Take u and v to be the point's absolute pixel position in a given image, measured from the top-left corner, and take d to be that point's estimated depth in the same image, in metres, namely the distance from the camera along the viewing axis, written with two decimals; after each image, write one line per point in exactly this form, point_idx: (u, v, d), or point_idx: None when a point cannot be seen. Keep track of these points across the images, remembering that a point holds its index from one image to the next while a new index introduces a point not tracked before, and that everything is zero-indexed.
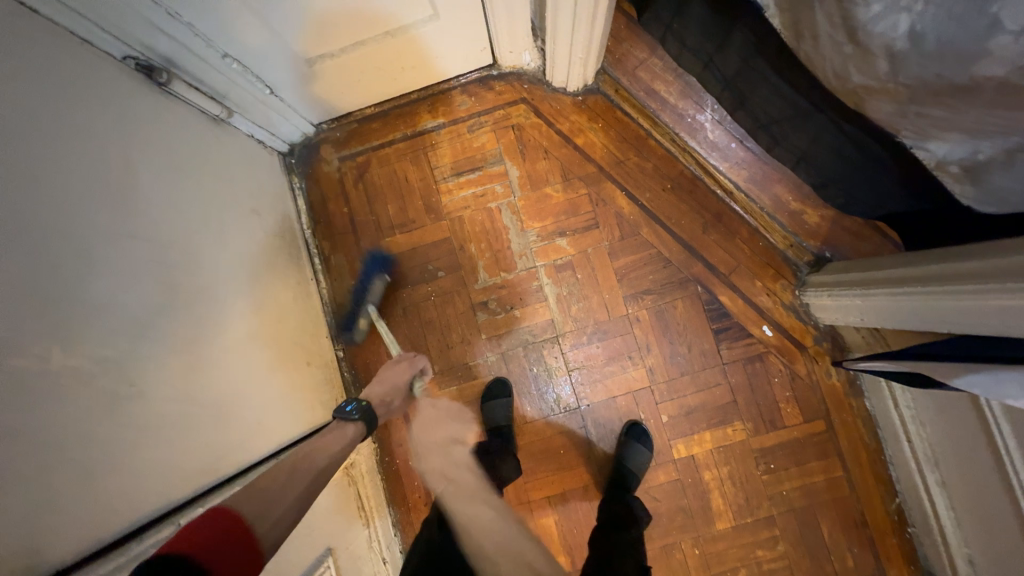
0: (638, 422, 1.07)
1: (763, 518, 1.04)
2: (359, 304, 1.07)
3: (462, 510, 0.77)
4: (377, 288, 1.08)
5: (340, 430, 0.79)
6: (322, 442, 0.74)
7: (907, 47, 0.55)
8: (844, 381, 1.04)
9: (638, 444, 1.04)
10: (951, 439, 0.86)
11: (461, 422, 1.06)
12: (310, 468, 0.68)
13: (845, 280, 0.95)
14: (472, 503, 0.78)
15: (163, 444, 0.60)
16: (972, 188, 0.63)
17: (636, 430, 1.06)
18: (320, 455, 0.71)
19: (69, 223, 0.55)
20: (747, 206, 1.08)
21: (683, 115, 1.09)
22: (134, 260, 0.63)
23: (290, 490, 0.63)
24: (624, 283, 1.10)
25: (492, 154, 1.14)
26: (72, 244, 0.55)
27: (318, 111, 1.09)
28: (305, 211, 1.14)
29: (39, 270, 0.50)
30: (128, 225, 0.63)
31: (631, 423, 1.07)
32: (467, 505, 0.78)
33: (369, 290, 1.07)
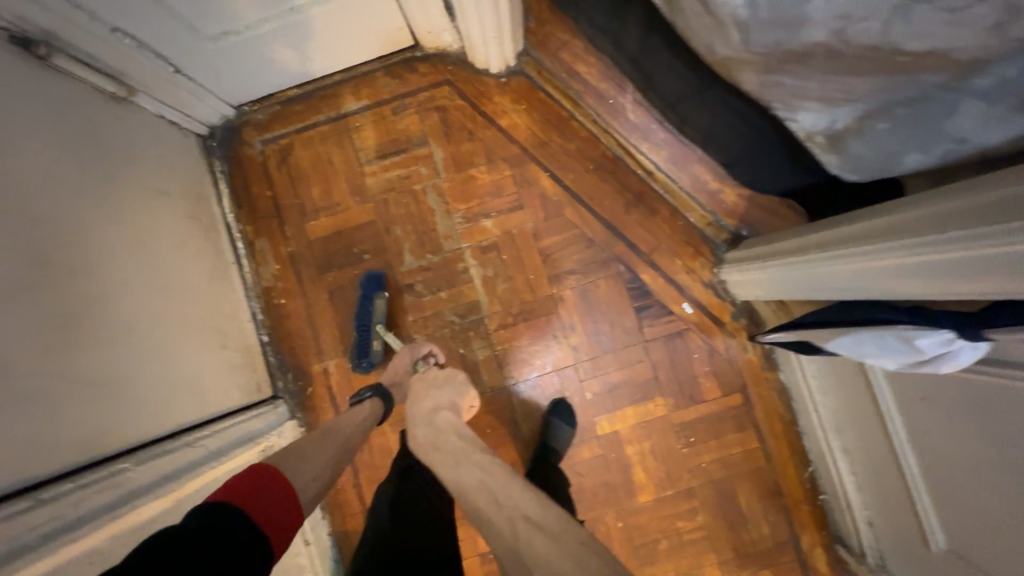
0: (562, 399, 1.08)
1: (683, 490, 1.06)
2: (368, 331, 1.06)
3: (451, 477, 0.74)
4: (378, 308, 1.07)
5: (359, 406, 0.89)
6: (348, 417, 0.84)
7: (746, 15, 0.54)
8: (760, 355, 1.07)
9: (560, 421, 1.05)
10: (847, 405, 0.89)
11: (453, 390, 0.92)
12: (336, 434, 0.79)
13: (751, 254, 0.97)
14: (463, 466, 0.74)
15: (31, 422, 0.59)
16: (836, 157, 0.65)
17: (559, 408, 1.06)
18: (342, 428, 0.81)
19: None
20: (667, 186, 1.10)
21: (605, 96, 1.10)
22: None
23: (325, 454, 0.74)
24: (549, 263, 1.11)
25: (416, 136, 1.13)
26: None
27: (235, 93, 1.08)
28: (227, 195, 1.13)
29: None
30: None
31: (554, 402, 1.08)
32: (451, 471, 0.74)
33: (372, 312, 1.06)
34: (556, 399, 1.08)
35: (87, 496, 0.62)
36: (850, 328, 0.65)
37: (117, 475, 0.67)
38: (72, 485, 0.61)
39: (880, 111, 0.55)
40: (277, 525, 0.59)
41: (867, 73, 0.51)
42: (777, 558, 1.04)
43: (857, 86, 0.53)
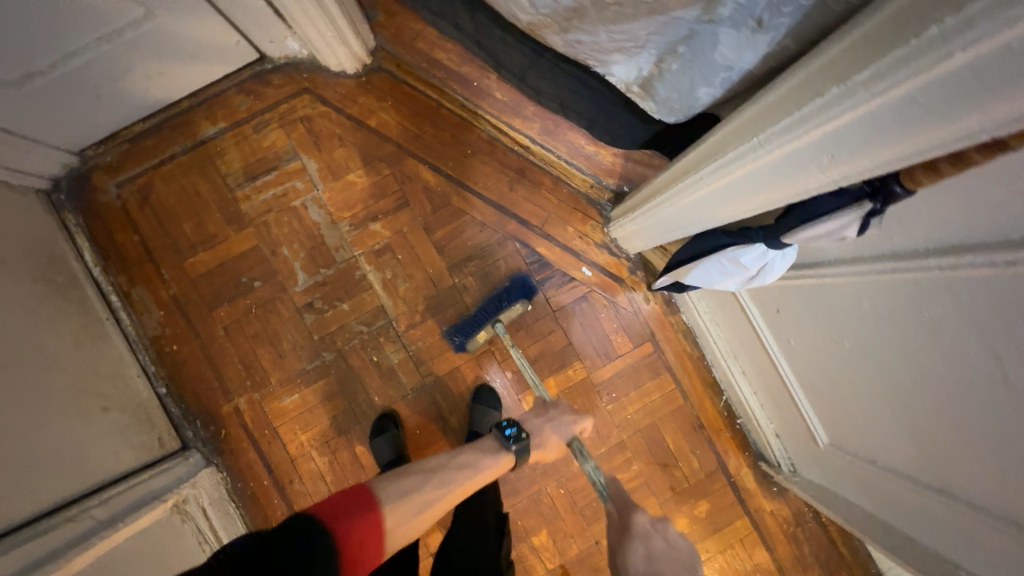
0: (485, 383, 1.10)
1: (615, 444, 1.10)
2: (487, 316, 1.07)
3: None
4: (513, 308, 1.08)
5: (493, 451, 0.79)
6: (471, 462, 0.75)
7: None
8: (661, 302, 1.12)
9: (484, 405, 1.06)
10: (735, 331, 0.95)
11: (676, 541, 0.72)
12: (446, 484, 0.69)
13: (631, 206, 1.00)
14: None
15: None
16: (654, 104, 0.67)
17: (481, 392, 1.08)
18: (467, 476, 0.73)
19: None
20: (547, 157, 1.12)
21: (468, 80, 1.10)
22: None
23: (425, 500, 0.65)
24: (446, 254, 1.10)
25: (285, 151, 1.09)
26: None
27: (71, 137, 0.99)
28: (89, 247, 1.04)
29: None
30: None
31: (478, 388, 1.09)
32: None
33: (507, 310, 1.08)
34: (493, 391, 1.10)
35: None
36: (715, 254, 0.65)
37: None
38: None
39: (668, 50, 0.58)
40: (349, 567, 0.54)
41: (637, 18, 0.55)
42: (710, 486, 1.10)
43: (636, 31, 0.57)
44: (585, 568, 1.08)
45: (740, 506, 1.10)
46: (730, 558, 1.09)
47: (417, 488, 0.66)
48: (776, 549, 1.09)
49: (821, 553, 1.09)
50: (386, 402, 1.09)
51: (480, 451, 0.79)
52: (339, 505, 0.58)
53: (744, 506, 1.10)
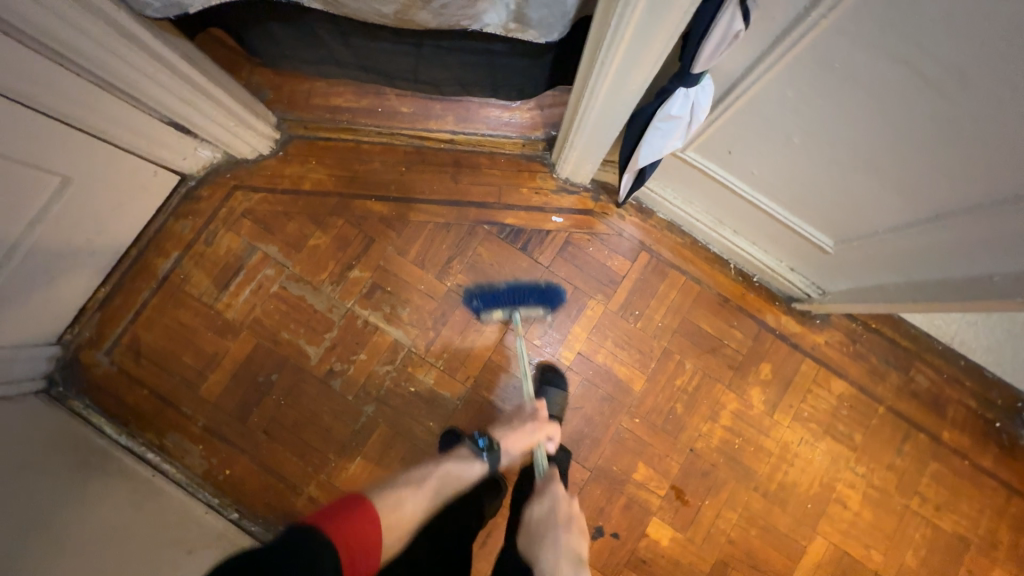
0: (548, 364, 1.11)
1: (661, 354, 1.13)
2: (507, 300, 1.05)
3: None
4: (535, 308, 1.05)
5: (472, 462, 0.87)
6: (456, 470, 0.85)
7: None
8: (635, 212, 1.16)
9: (552, 386, 1.08)
10: (708, 197, 0.99)
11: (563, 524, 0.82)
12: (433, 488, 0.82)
13: (563, 142, 1.06)
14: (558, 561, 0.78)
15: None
16: (533, 29, 0.75)
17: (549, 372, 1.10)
18: (451, 485, 0.84)
19: None
20: (473, 140, 1.17)
21: (372, 109, 1.16)
22: None
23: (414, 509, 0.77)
24: (429, 266, 1.13)
25: (243, 249, 1.12)
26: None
27: (46, 329, 1.01)
28: (107, 421, 1.05)
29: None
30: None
31: (542, 369, 1.11)
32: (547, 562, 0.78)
33: (528, 305, 1.04)
34: (537, 366, 1.12)
35: None
36: (650, 124, 0.71)
37: None
38: None
39: None
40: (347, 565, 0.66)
41: None
42: (762, 348, 1.13)
43: None
44: (694, 477, 1.08)
45: (798, 352, 1.13)
46: (813, 402, 1.11)
47: (411, 496, 0.78)
48: (849, 373, 1.12)
49: (888, 356, 1.12)
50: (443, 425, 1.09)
51: (462, 459, 0.87)
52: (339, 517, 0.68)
53: (802, 350, 1.13)
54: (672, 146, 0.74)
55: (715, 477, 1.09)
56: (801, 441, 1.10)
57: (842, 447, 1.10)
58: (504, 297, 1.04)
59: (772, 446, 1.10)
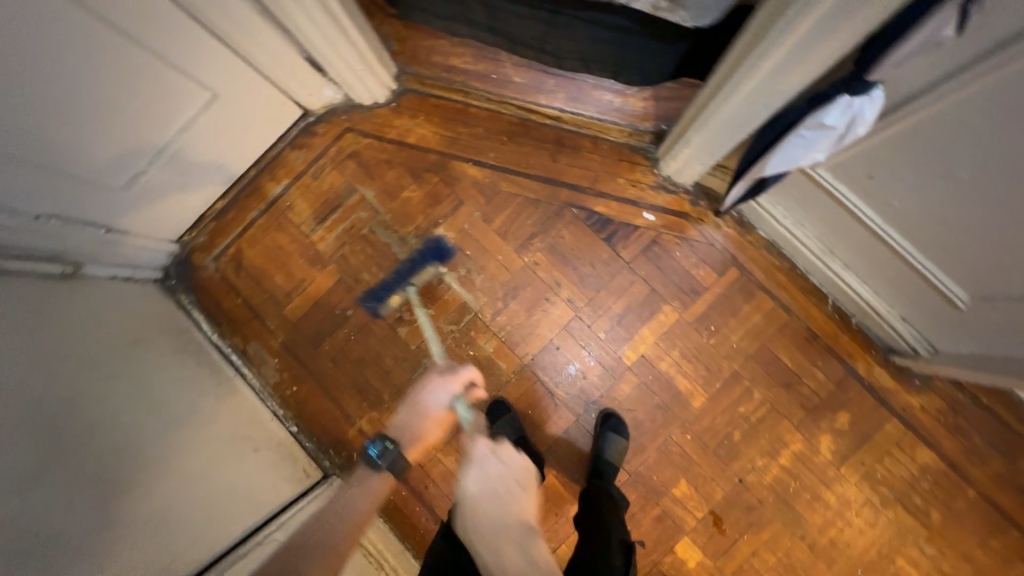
0: (612, 414, 1.07)
1: (730, 376, 1.07)
2: (398, 280, 1.11)
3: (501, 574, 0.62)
4: (427, 272, 1.13)
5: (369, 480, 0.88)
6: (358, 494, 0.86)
7: None
8: (735, 224, 1.09)
9: (613, 433, 1.04)
10: (825, 223, 0.91)
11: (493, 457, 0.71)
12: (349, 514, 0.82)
13: (675, 138, 1.01)
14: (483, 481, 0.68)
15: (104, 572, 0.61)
16: (684, 11, 0.74)
17: (609, 420, 1.06)
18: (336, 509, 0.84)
19: None
20: (578, 121, 1.15)
21: (487, 74, 1.17)
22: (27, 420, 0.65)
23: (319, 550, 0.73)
24: (510, 239, 1.14)
25: (344, 188, 1.18)
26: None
27: (170, 227, 1.14)
28: (204, 319, 1.17)
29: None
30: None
31: (604, 416, 1.07)
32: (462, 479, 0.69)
33: (418, 273, 1.12)
34: (597, 359, 1.10)
35: None
36: (791, 128, 0.66)
37: None
38: None
39: None
40: None
41: None
42: (844, 395, 1.04)
43: None
44: (737, 508, 1.04)
45: (885, 408, 1.03)
46: (891, 466, 1.02)
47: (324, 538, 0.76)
48: (940, 445, 1.01)
49: (994, 438, 0.99)
50: (494, 394, 1.11)
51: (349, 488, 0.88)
52: None
53: (890, 407, 1.03)
54: (806, 159, 0.69)
55: (759, 514, 1.03)
56: (865, 503, 1.01)
57: (913, 521, 1.00)
58: (392, 282, 1.11)
59: (831, 499, 1.02)
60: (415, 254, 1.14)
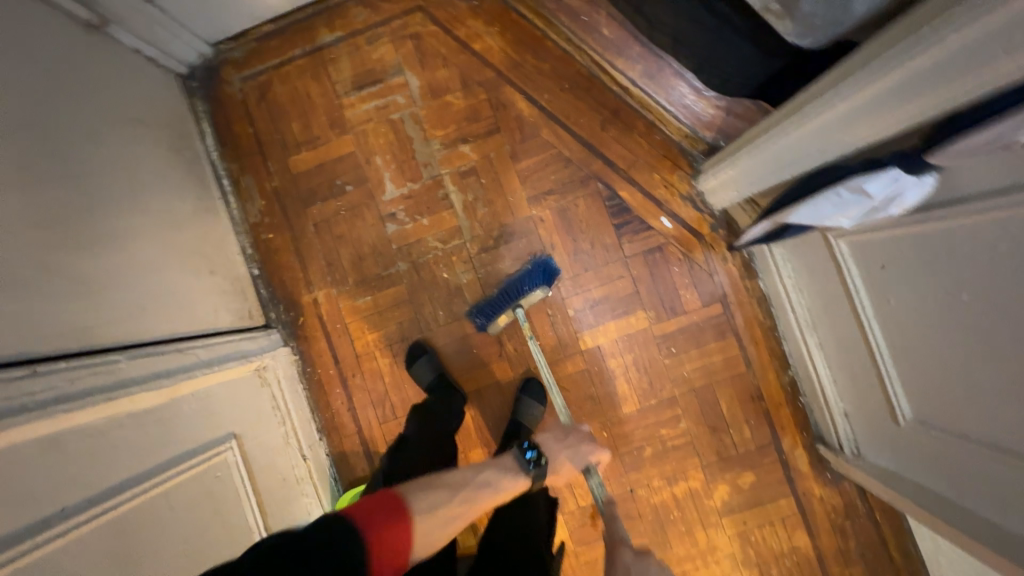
0: (533, 377, 1.11)
1: (667, 399, 1.09)
2: (508, 300, 1.04)
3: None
4: (533, 296, 1.03)
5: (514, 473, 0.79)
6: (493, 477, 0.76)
7: None
8: (740, 264, 1.08)
9: (531, 399, 1.07)
10: (823, 297, 0.90)
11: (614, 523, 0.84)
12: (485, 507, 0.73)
13: (726, 155, 0.98)
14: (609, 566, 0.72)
15: (26, 302, 0.64)
16: (791, 23, 0.65)
17: (529, 386, 1.09)
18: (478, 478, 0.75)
19: None
20: (644, 101, 1.10)
21: (579, 14, 1.10)
22: None
23: (445, 516, 0.67)
24: (527, 186, 1.12)
25: (392, 66, 1.14)
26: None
27: (209, 27, 1.09)
28: (211, 133, 1.15)
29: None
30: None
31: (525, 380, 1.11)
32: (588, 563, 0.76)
33: (525, 295, 1.03)
34: (557, 332, 1.11)
35: (84, 376, 0.65)
36: (830, 185, 0.63)
37: (112, 363, 0.70)
38: (68, 364, 0.64)
39: None
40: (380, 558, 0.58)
41: None
42: (759, 460, 1.07)
43: None
44: None
45: (788, 485, 1.06)
46: (767, 535, 1.06)
47: (445, 498, 0.69)
48: (818, 536, 1.05)
49: (868, 550, 1.04)
50: (449, 321, 1.13)
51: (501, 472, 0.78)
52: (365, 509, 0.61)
53: (792, 486, 1.06)
54: (829, 221, 0.67)
55: (633, 525, 1.09)
56: (729, 555, 1.07)
57: None
58: (499, 299, 1.05)
59: (700, 539, 1.08)
60: (523, 272, 1.08)
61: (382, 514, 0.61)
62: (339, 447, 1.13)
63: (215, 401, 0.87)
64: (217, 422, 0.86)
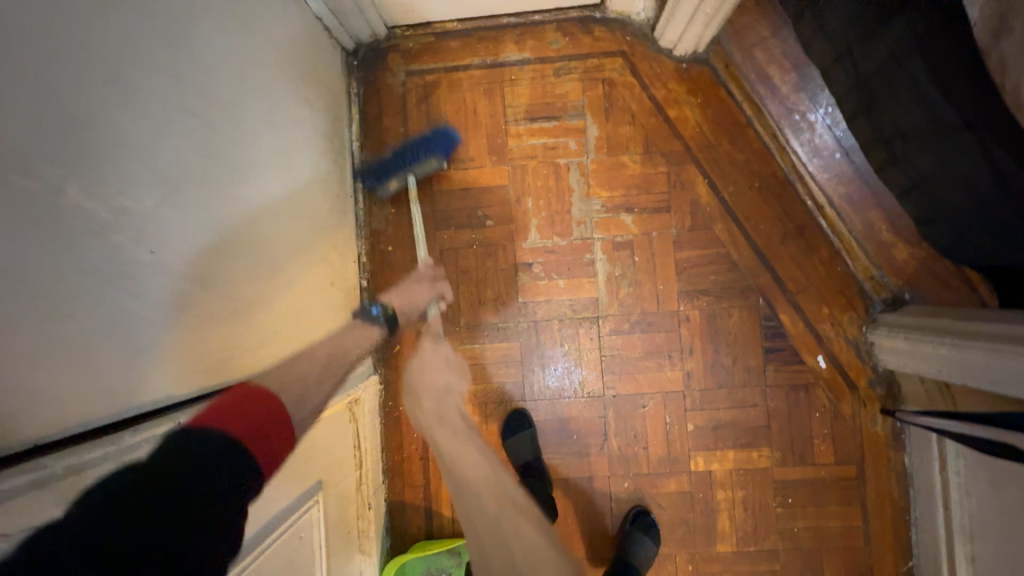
0: (644, 509, 0.99)
1: (767, 550, 0.99)
2: (400, 165, 0.95)
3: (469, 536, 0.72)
4: (428, 164, 0.94)
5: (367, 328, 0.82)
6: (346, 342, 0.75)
7: None
8: (889, 432, 0.97)
9: (644, 536, 0.96)
10: (1002, 517, 0.79)
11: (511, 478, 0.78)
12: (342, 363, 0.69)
13: (925, 324, 0.87)
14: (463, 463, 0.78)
15: (186, 332, 0.51)
16: None
17: (642, 520, 0.97)
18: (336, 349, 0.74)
19: (127, 50, 0.45)
20: (836, 225, 0.99)
21: (793, 110, 0.98)
22: (186, 113, 0.52)
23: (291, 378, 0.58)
24: (682, 278, 1.01)
25: (573, 106, 1.02)
26: (104, 53, 0.42)
27: (395, 10, 0.97)
28: (358, 121, 1.03)
29: (39, 66, 0.37)
30: (168, 45, 0.50)
31: (636, 511, 0.99)
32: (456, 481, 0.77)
33: (418, 166, 0.95)
34: (668, 442, 1.01)
35: None
36: None
37: None
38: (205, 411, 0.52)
39: None
40: (262, 441, 0.47)
41: None
42: None
43: None
44: None
45: None
46: None
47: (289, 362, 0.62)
48: None
49: None
50: (555, 397, 1.02)
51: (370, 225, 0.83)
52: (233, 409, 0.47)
53: None
54: None
55: None
56: None
57: None
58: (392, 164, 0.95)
59: None
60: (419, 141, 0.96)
61: (251, 407, 0.48)
62: (399, 495, 1.03)
63: (310, 443, 0.76)
64: (309, 470, 0.74)
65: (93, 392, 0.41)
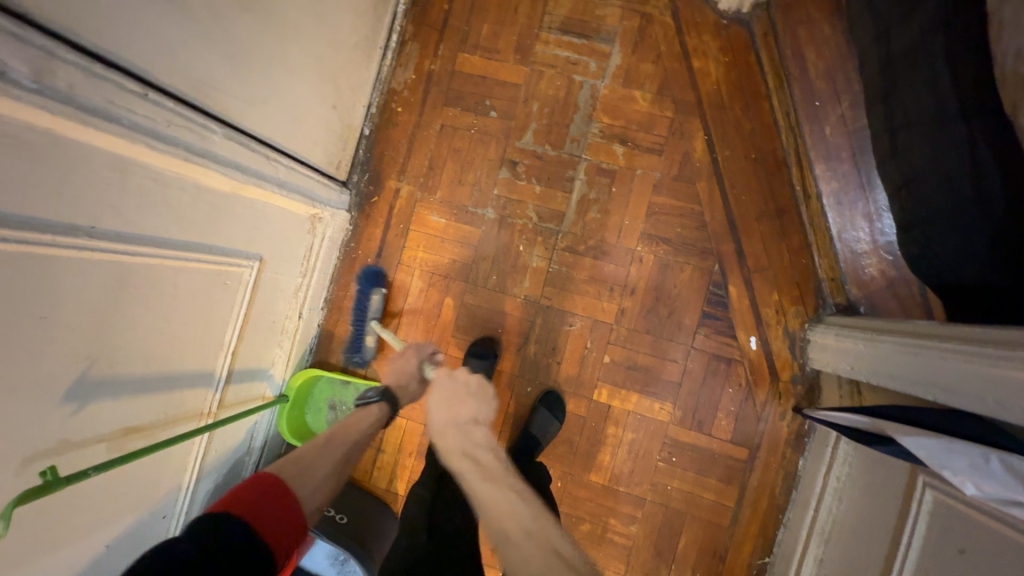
0: (555, 392, 1.04)
1: (635, 495, 1.02)
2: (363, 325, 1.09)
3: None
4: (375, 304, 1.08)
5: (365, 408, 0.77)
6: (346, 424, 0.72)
7: None
8: (794, 430, 0.97)
9: (549, 413, 1.01)
10: (861, 523, 0.78)
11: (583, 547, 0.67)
12: (344, 440, 0.69)
13: (861, 323, 0.86)
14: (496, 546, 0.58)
15: (188, 39, 0.61)
16: None
17: (548, 398, 1.03)
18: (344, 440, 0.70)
19: None
20: (816, 217, 0.98)
21: (814, 96, 0.96)
22: None
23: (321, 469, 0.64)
24: (649, 221, 1.03)
25: (606, 31, 1.06)
26: None
27: None
28: None
29: None
30: None
31: (546, 391, 1.04)
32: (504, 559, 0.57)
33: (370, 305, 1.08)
34: (582, 365, 1.05)
35: (179, 126, 0.63)
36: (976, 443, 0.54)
37: (206, 129, 0.67)
38: (173, 107, 0.62)
39: None
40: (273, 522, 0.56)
41: None
42: None
43: None
44: None
45: None
46: None
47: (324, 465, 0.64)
48: None
49: None
50: (494, 289, 1.08)
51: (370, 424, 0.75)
52: (249, 496, 0.56)
53: None
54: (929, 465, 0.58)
55: None
56: None
57: None
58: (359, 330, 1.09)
59: None
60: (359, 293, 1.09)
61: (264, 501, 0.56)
62: (331, 325, 1.13)
63: (264, 219, 0.86)
64: (255, 237, 0.85)
65: (98, 21, 0.51)
